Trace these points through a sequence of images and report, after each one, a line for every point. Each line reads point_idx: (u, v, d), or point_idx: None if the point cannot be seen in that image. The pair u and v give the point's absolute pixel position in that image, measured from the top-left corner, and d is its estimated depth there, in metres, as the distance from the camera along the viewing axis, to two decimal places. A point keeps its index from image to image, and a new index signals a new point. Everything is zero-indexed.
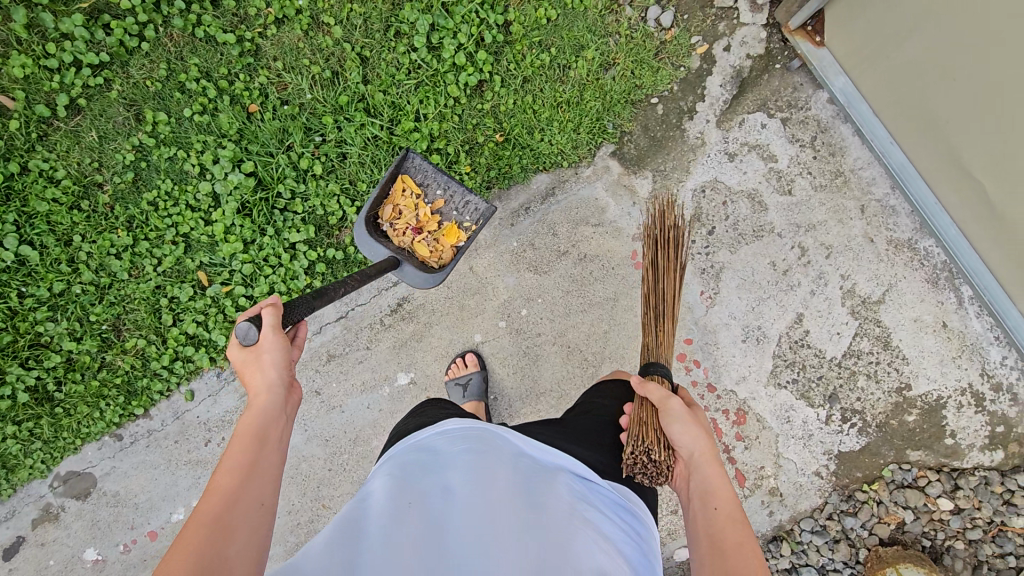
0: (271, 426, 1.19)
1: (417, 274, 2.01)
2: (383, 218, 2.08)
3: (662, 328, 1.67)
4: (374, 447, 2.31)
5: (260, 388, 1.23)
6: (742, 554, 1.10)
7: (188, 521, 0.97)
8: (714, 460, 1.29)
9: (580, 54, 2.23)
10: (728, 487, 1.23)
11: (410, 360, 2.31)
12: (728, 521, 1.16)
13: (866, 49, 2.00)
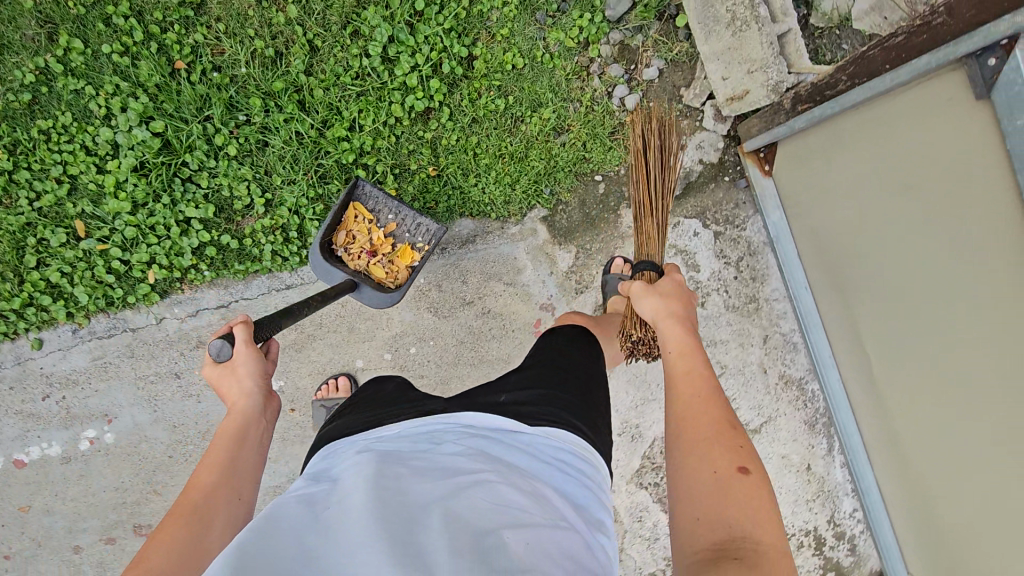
0: (247, 426, 1.32)
1: (375, 297, 1.96)
2: (337, 243, 2.02)
3: (648, 228, 1.78)
4: None
5: (236, 398, 1.36)
6: (689, 381, 1.24)
7: (170, 512, 1.11)
8: (672, 313, 1.40)
9: (536, 111, 2.18)
10: (682, 331, 1.35)
11: (284, 368, 2.20)
12: (678, 358, 1.29)
13: (805, 189, 1.94)
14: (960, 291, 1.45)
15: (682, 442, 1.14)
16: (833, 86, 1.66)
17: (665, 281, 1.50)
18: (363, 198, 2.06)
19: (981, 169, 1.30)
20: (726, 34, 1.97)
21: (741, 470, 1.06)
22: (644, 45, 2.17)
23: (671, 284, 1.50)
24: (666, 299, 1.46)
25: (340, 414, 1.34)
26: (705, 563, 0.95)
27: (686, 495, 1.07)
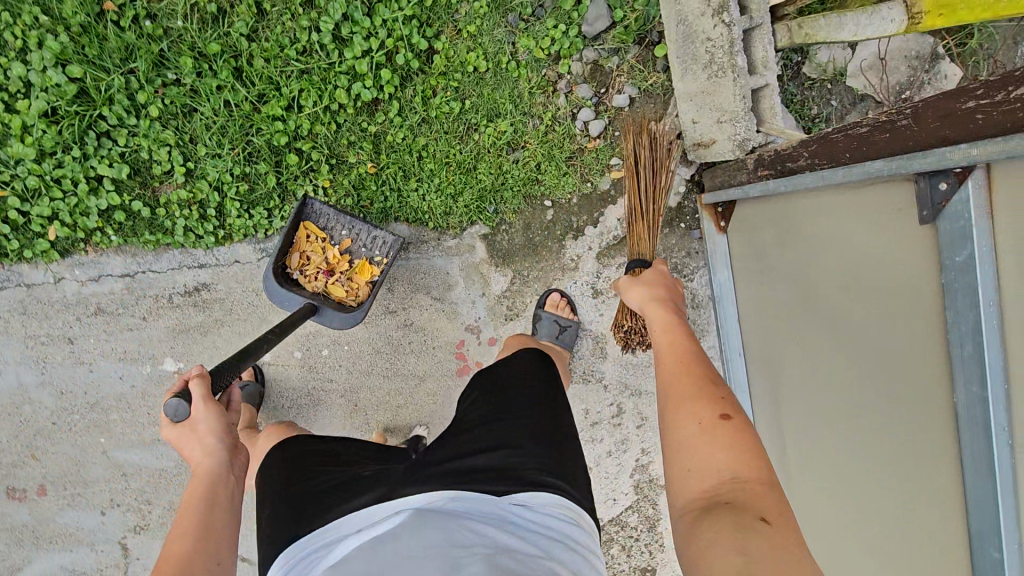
0: (214, 495, 1.22)
1: (339, 318, 1.81)
2: (291, 266, 1.88)
3: (639, 226, 1.96)
4: (110, 421, 2.09)
5: (200, 462, 1.26)
6: (673, 358, 1.38)
7: None
8: (662, 305, 1.58)
9: (492, 121, 2.01)
10: (670, 319, 1.52)
11: (185, 349, 2.08)
12: (666, 340, 1.45)
13: (755, 256, 1.82)
14: (875, 410, 1.35)
15: (671, 402, 1.26)
16: (795, 160, 1.53)
17: (653, 277, 1.71)
18: (314, 217, 1.92)
19: (911, 295, 1.18)
20: (701, 73, 1.80)
21: (724, 416, 1.16)
22: (619, 70, 2.03)
23: (659, 283, 1.68)
24: (658, 295, 1.62)
25: (297, 474, 1.24)
26: (700, 508, 1.03)
27: (675, 448, 1.17)
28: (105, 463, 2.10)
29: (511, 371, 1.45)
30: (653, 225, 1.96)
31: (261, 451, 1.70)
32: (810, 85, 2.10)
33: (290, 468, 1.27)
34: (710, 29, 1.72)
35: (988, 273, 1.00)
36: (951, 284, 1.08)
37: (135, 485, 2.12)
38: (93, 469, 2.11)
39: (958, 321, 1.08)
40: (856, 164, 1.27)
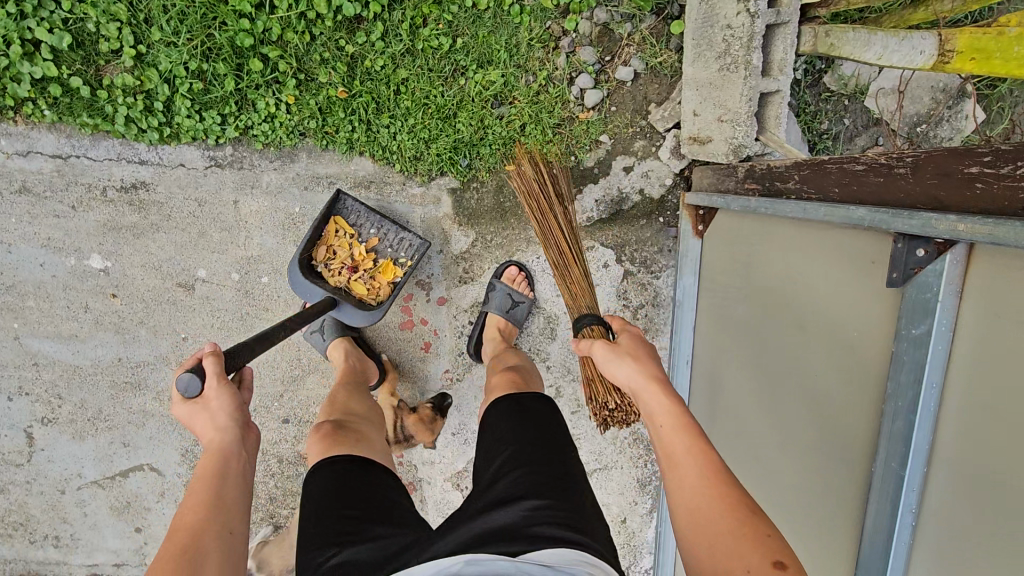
0: (226, 467, 1.15)
1: (357, 316, 1.82)
2: (317, 259, 1.88)
3: (576, 271, 1.72)
4: (25, 307, 1.99)
5: (210, 435, 1.17)
6: (690, 466, 1.03)
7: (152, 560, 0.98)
8: (664, 387, 1.17)
9: (482, 67, 1.85)
10: (671, 407, 1.12)
11: (113, 249, 1.96)
12: (671, 437, 1.08)
13: (723, 270, 1.72)
14: (805, 459, 1.31)
15: (698, 534, 0.96)
16: (784, 180, 1.42)
17: (628, 344, 1.31)
18: (344, 212, 1.92)
19: (870, 354, 1.11)
20: (713, 63, 1.66)
21: (778, 564, 0.87)
22: (628, 39, 1.86)
23: (648, 356, 1.27)
24: (657, 373, 1.21)
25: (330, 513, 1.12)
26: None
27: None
28: (16, 348, 2.02)
29: (507, 415, 1.22)
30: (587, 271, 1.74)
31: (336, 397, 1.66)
32: (827, 97, 1.95)
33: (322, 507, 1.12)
34: (732, 15, 1.55)
35: (938, 356, 0.94)
36: (898, 356, 1.01)
37: (46, 377, 2.03)
38: (3, 352, 2.02)
39: (895, 396, 1.02)
40: (843, 203, 1.17)
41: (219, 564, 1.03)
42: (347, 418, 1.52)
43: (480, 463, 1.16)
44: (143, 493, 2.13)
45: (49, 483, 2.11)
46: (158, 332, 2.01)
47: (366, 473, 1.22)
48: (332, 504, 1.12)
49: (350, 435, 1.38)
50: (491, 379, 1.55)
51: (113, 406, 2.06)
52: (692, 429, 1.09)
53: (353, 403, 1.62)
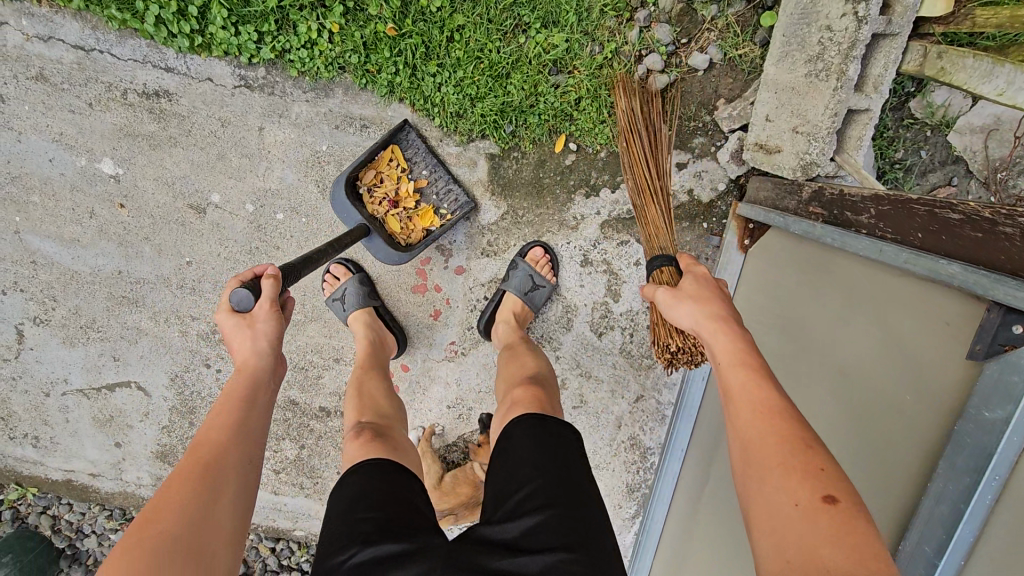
0: (252, 395, 1.17)
1: (384, 252, 1.77)
2: (362, 181, 1.80)
3: (652, 211, 1.64)
4: (29, 202, 1.91)
5: (246, 357, 1.21)
6: (744, 399, 0.99)
7: (174, 474, 0.97)
8: (726, 322, 1.15)
9: (545, 27, 1.70)
10: (732, 341, 1.10)
11: (127, 156, 1.86)
12: (727, 371, 1.05)
13: (761, 292, 1.61)
14: None
15: (752, 473, 0.90)
16: (857, 213, 1.28)
17: (689, 285, 1.29)
18: (405, 143, 1.83)
19: (913, 424, 1.02)
20: (801, 66, 1.50)
21: (827, 497, 0.80)
22: (710, 24, 1.70)
23: (715, 295, 1.23)
24: (722, 312, 1.18)
25: (365, 502, 1.06)
26: None
27: (766, 524, 0.84)
28: (15, 243, 1.94)
29: (534, 433, 1.16)
30: (666, 207, 1.64)
31: (374, 384, 1.62)
32: (908, 124, 1.78)
33: (348, 504, 1.06)
34: (835, 15, 1.38)
35: (1011, 449, 0.83)
36: (959, 436, 0.91)
37: (43, 277, 1.96)
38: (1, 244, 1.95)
39: (946, 477, 0.92)
40: (927, 253, 1.05)
41: (238, 486, 1.03)
42: (382, 420, 1.46)
43: (492, 491, 1.10)
44: (127, 410, 2.09)
45: (34, 383, 2.07)
46: (163, 251, 1.93)
47: (408, 479, 1.17)
48: (357, 503, 1.06)
49: (391, 445, 1.33)
50: (512, 390, 1.44)
51: (107, 317, 1.99)
52: (752, 365, 1.04)
53: (382, 399, 1.56)
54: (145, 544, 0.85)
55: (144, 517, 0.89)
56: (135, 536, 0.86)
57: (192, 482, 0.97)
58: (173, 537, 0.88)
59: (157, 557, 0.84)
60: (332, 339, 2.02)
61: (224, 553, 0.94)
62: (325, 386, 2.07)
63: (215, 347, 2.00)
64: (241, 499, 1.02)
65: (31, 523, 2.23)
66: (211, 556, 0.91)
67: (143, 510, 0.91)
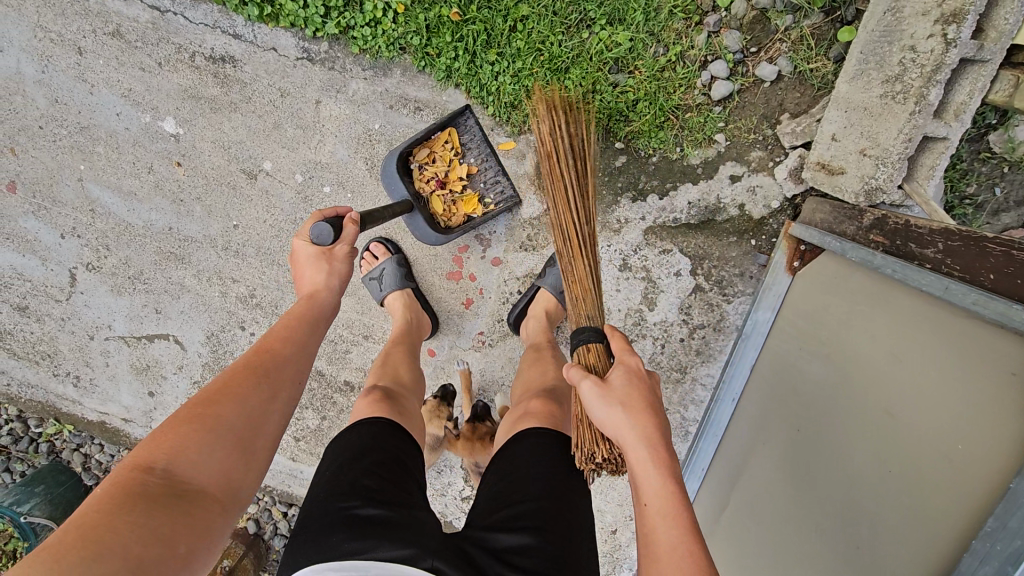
0: (315, 321, 1.23)
1: (422, 232, 1.79)
2: (414, 158, 1.81)
3: (580, 267, 1.45)
4: (93, 152, 1.99)
5: (316, 285, 1.26)
6: (672, 562, 0.94)
7: (234, 368, 1.05)
8: (657, 453, 1.08)
9: (610, 25, 1.67)
10: (663, 481, 1.04)
11: (189, 117, 1.92)
12: (657, 523, 1.00)
13: (806, 317, 1.56)
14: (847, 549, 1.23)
15: None
16: (922, 245, 1.23)
17: (621, 387, 1.17)
18: (461, 127, 1.83)
19: (965, 475, 0.99)
20: (876, 87, 1.43)
21: None
22: (783, 34, 1.63)
23: (646, 410, 1.13)
24: (651, 435, 1.10)
25: (372, 464, 1.14)
26: None
27: None
28: (77, 189, 2.03)
29: (535, 450, 1.23)
30: (594, 267, 1.46)
31: (396, 355, 1.65)
32: (985, 158, 1.66)
33: (351, 457, 1.15)
34: (920, 35, 1.31)
35: None
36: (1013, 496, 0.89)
37: (99, 225, 2.05)
38: (64, 189, 2.03)
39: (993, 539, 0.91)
40: (999, 296, 1.00)
41: (288, 397, 1.08)
42: (398, 386, 1.50)
43: (488, 499, 1.18)
44: (163, 360, 2.16)
45: (81, 325, 2.17)
46: (212, 212, 1.98)
47: (404, 440, 1.26)
48: (361, 459, 1.14)
49: (399, 409, 1.38)
50: (528, 400, 1.47)
51: (154, 270, 2.07)
52: (683, 522, 0.99)
53: (403, 368, 1.60)
54: (197, 423, 0.94)
55: (204, 397, 0.99)
56: (190, 412, 0.95)
57: (251, 379, 1.04)
58: (223, 425, 0.96)
59: (204, 436, 0.93)
60: (364, 316, 2.05)
61: (264, 453, 1.01)
62: (351, 362, 2.09)
63: (252, 311, 2.05)
64: (288, 411, 1.08)
65: (65, 458, 2.35)
66: (254, 450, 0.99)
67: (202, 390, 0.99)
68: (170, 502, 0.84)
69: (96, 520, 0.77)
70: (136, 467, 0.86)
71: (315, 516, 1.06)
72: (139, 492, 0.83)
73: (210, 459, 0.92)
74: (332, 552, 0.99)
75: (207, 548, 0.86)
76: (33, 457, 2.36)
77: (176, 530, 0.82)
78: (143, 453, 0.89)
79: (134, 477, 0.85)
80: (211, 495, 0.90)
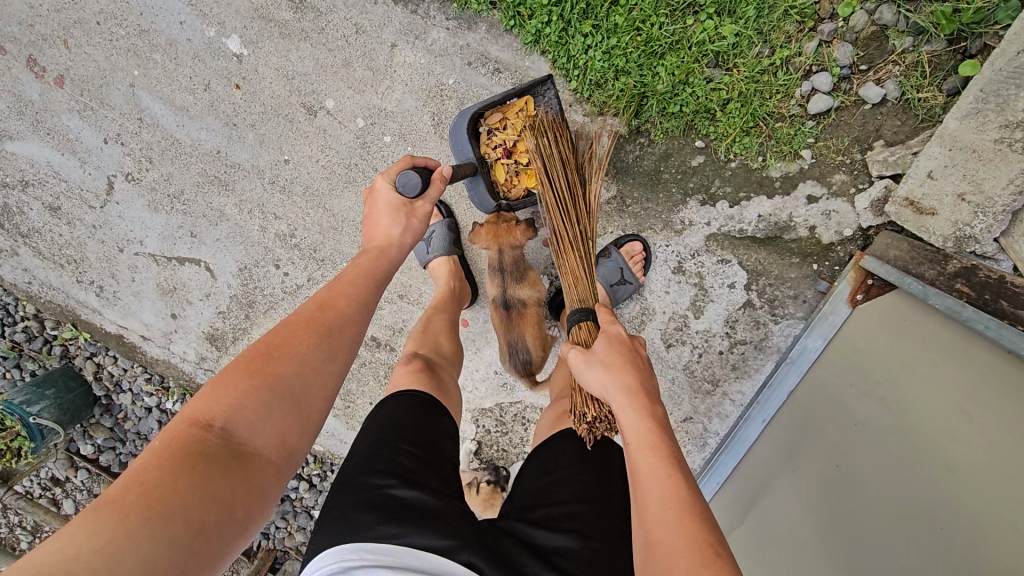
0: (381, 277, 1.16)
1: (482, 200, 1.77)
2: (486, 121, 1.70)
3: (572, 260, 1.52)
4: (150, 59, 1.90)
5: (389, 238, 1.19)
6: (652, 489, 0.92)
7: (293, 320, 0.99)
8: (636, 394, 1.06)
9: (718, 15, 1.58)
10: (640, 419, 1.02)
11: (256, 38, 1.82)
12: (637, 458, 0.98)
13: (866, 352, 1.50)
14: None
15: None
16: (1017, 305, 1.22)
17: (602, 348, 1.18)
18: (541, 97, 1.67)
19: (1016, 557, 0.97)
20: (992, 130, 1.34)
21: None
22: (897, 57, 1.54)
23: (627, 364, 1.12)
24: (633, 382, 1.08)
25: (408, 437, 1.11)
26: None
27: None
28: (127, 95, 1.94)
29: (576, 449, 1.19)
30: (586, 263, 1.52)
31: (435, 322, 1.60)
32: None
33: (389, 430, 1.11)
34: None
35: None
36: None
37: (144, 136, 1.97)
38: (114, 91, 1.95)
39: None
40: None
41: (347, 357, 1.02)
42: (439, 358, 1.46)
43: (526, 496, 1.14)
44: (190, 285, 2.11)
45: (112, 236, 2.11)
46: (264, 142, 1.91)
47: (442, 417, 1.22)
48: (399, 433, 1.11)
49: (439, 381, 1.34)
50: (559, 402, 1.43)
51: (196, 192, 2.00)
52: (665, 454, 0.96)
53: (444, 337, 1.55)
54: (256, 380, 0.89)
55: (262, 350, 0.93)
56: (249, 365, 0.90)
57: (310, 334, 0.98)
58: (282, 383, 0.91)
59: (261, 395, 0.88)
60: (404, 275, 2.00)
61: (318, 413, 0.95)
62: (383, 318, 2.05)
63: (289, 250, 1.99)
64: (345, 367, 1.01)
65: (77, 364, 2.33)
66: (310, 411, 0.94)
67: (263, 341, 0.94)
68: (225, 463, 0.81)
69: (157, 479, 0.75)
70: (196, 421, 0.83)
71: (347, 491, 1.02)
72: (198, 450, 0.80)
73: (266, 421, 0.88)
74: (365, 533, 0.94)
75: (259, 512, 0.84)
76: (46, 358, 2.33)
77: (233, 494, 0.80)
78: (202, 407, 0.85)
79: (192, 434, 0.81)
80: (264, 458, 0.86)
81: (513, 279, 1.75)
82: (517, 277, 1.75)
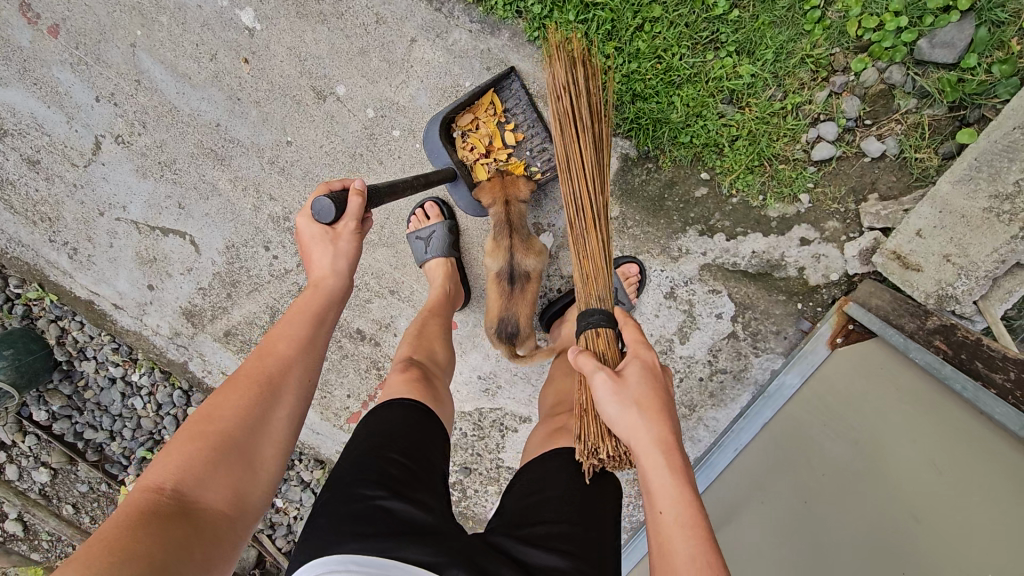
0: (326, 313, 1.13)
1: (467, 203, 1.80)
2: (457, 125, 1.76)
3: (594, 241, 1.36)
4: (156, 21, 1.83)
5: (323, 273, 1.14)
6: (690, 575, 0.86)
7: (240, 373, 0.98)
8: (671, 454, 0.99)
9: (738, 54, 1.62)
10: (677, 485, 0.96)
11: (271, 15, 1.78)
12: (672, 533, 0.91)
13: (830, 408, 1.56)
14: None
15: None
16: (992, 368, 1.29)
17: (636, 382, 1.09)
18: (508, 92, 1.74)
19: None
20: (982, 199, 1.42)
21: None
22: (901, 116, 1.60)
23: (661, 412, 1.05)
24: (667, 436, 1.01)
25: (399, 448, 1.10)
26: None
27: None
28: (127, 54, 1.86)
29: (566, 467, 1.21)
30: (607, 247, 1.38)
31: (429, 326, 1.59)
32: None
33: (381, 441, 1.10)
34: None
35: None
36: None
37: (140, 99, 1.89)
38: (112, 49, 1.86)
39: None
40: None
41: (298, 399, 1.01)
42: (432, 365, 1.45)
43: (513, 513, 1.15)
44: (172, 257, 2.04)
45: (93, 198, 2.02)
46: (268, 120, 1.86)
47: (433, 424, 1.21)
48: (390, 444, 1.10)
49: (434, 391, 1.34)
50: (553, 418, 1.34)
51: (189, 163, 1.93)
52: (704, 535, 0.90)
53: (438, 344, 1.54)
54: (201, 439, 0.88)
55: (209, 406, 0.92)
56: (192, 428, 0.89)
57: (256, 382, 0.97)
58: (230, 433, 0.90)
59: (208, 453, 0.87)
60: (398, 270, 1.98)
61: (271, 459, 0.94)
62: (370, 312, 2.02)
63: (281, 233, 1.94)
64: (297, 411, 1.00)
65: (39, 327, 2.21)
66: (261, 455, 0.93)
67: (204, 402, 0.92)
68: (182, 516, 0.80)
69: (120, 537, 0.73)
70: (150, 484, 0.82)
71: (338, 501, 1.00)
72: (153, 508, 0.78)
73: (218, 470, 0.87)
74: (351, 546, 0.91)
75: (223, 554, 0.82)
76: (6, 317, 2.21)
77: (194, 540, 0.79)
78: (151, 474, 0.83)
79: (143, 499, 0.79)
80: (221, 503, 0.85)
81: (520, 242, 1.65)
82: (524, 246, 1.66)
